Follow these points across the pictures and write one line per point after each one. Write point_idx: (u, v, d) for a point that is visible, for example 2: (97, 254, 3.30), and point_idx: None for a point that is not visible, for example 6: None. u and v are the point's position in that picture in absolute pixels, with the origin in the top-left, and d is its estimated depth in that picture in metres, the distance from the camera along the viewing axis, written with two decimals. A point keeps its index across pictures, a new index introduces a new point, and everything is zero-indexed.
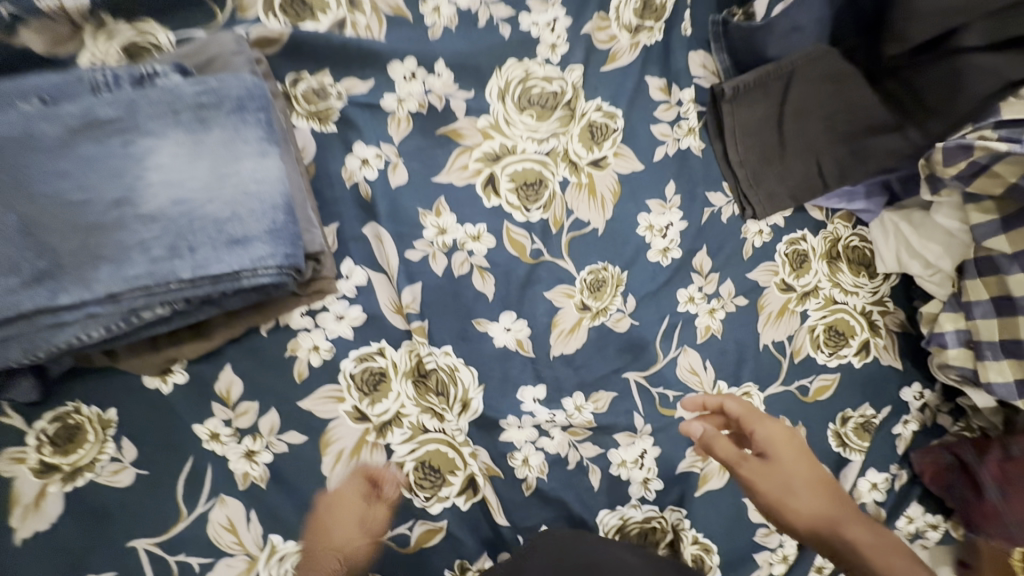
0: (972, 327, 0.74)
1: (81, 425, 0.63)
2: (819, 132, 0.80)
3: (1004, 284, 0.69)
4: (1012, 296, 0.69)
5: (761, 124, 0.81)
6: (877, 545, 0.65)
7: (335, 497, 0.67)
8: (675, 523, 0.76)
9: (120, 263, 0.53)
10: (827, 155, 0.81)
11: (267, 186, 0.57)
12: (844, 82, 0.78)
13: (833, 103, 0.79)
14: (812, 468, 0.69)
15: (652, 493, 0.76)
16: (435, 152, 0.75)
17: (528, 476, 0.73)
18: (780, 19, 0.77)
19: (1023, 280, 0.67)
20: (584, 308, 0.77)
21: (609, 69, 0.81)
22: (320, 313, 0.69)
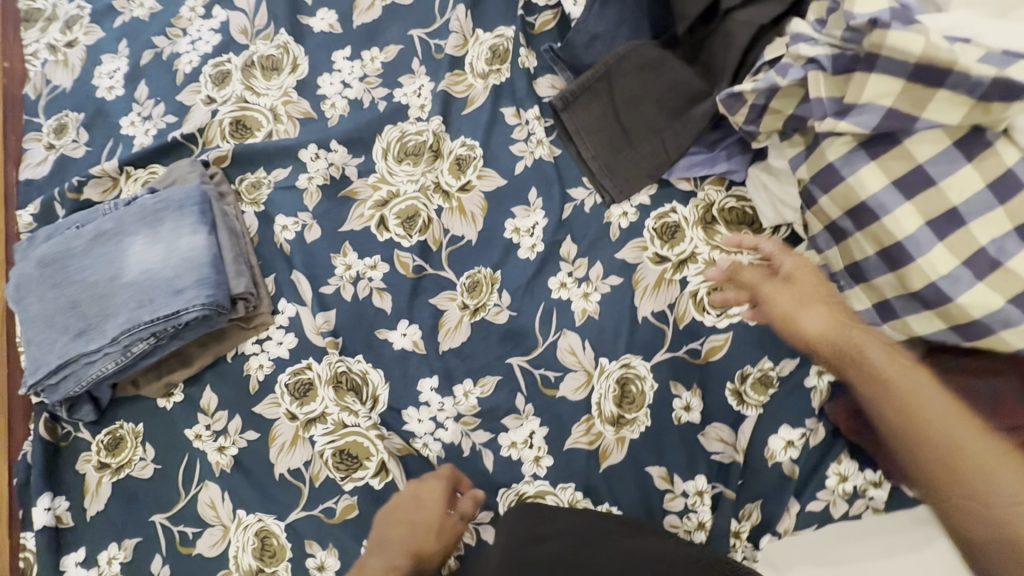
0: (828, 261, 0.74)
1: (123, 436, 0.93)
2: (654, 114, 0.88)
3: (824, 213, 0.72)
4: (833, 221, 0.72)
5: (602, 119, 0.91)
6: (892, 363, 0.64)
7: (421, 494, 0.79)
8: (569, 499, 0.82)
9: (115, 317, 0.83)
10: (665, 131, 0.88)
11: (198, 251, 0.85)
12: (658, 67, 0.87)
13: (656, 86, 0.88)
14: (821, 286, 0.71)
15: (544, 469, 0.83)
16: (340, 209, 0.98)
17: (431, 454, 0.86)
18: (579, 33, 0.90)
19: (831, 203, 0.71)
20: (465, 307, 0.91)
21: (468, 111, 0.99)
22: (265, 340, 0.94)
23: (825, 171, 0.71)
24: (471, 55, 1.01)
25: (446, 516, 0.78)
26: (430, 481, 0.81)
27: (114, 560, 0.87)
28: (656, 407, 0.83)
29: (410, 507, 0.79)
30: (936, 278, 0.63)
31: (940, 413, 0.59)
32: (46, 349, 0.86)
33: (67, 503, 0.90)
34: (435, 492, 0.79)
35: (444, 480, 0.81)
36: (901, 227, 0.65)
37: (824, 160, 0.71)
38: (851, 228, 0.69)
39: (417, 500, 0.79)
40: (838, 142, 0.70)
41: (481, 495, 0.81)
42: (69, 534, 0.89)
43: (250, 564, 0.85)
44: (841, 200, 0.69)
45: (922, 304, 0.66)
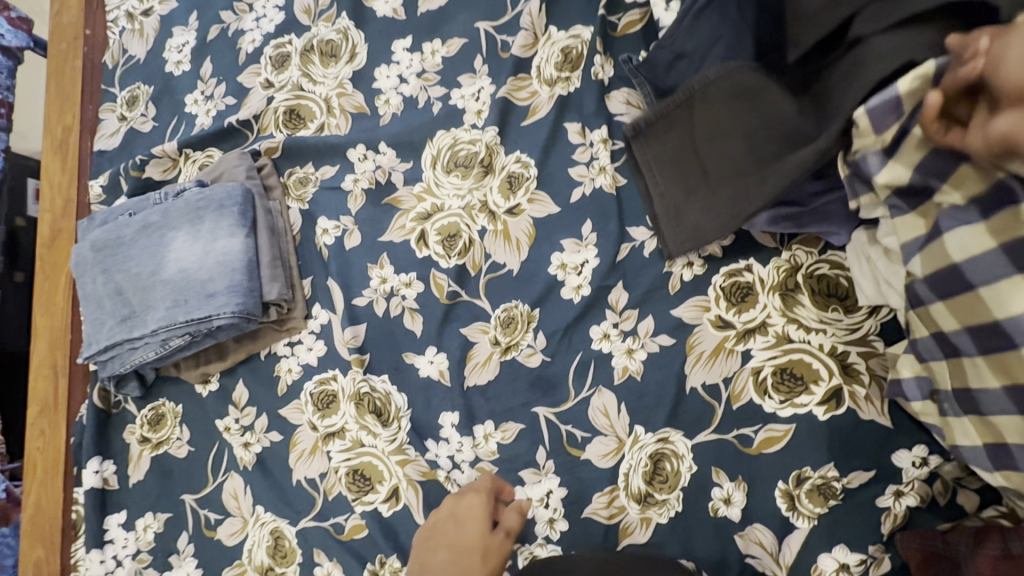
0: (932, 374, 0.62)
1: (164, 414, 0.97)
2: (739, 153, 0.71)
3: (931, 318, 0.59)
4: (944, 332, 0.58)
5: (681, 149, 0.77)
6: None
7: (458, 513, 0.75)
8: None
9: (155, 312, 0.84)
10: (751, 176, 0.70)
11: (235, 255, 0.83)
12: (757, 96, 0.70)
13: (751, 121, 0.70)
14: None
15: (557, 534, 0.78)
16: (382, 217, 0.94)
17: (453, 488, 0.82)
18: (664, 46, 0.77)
19: (947, 311, 0.57)
20: (496, 343, 0.85)
21: (528, 122, 0.89)
22: (296, 344, 0.93)
23: (944, 271, 0.56)
24: (540, 58, 0.90)
25: (491, 535, 0.74)
26: (467, 491, 0.77)
27: (149, 528, 0.94)
28: (691, 492, 0.74)
29: (449, 520, 0.75)
30: None
31: None
32: (98, 330, 0.91)
33: (114, 468, 0.97)
34: (473, 505, 0.75)
35: (484, 494, 0.77)
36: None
37: (947, 258, 0.55)
38: (971, 348, 0.55)
39: (473, 509, 0.75)
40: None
41: (524, 507, 0.77)
42: (114, 496, 0.96)
43: (262, 560, 0.88)
44: (959, 311, 0.55)
45: None
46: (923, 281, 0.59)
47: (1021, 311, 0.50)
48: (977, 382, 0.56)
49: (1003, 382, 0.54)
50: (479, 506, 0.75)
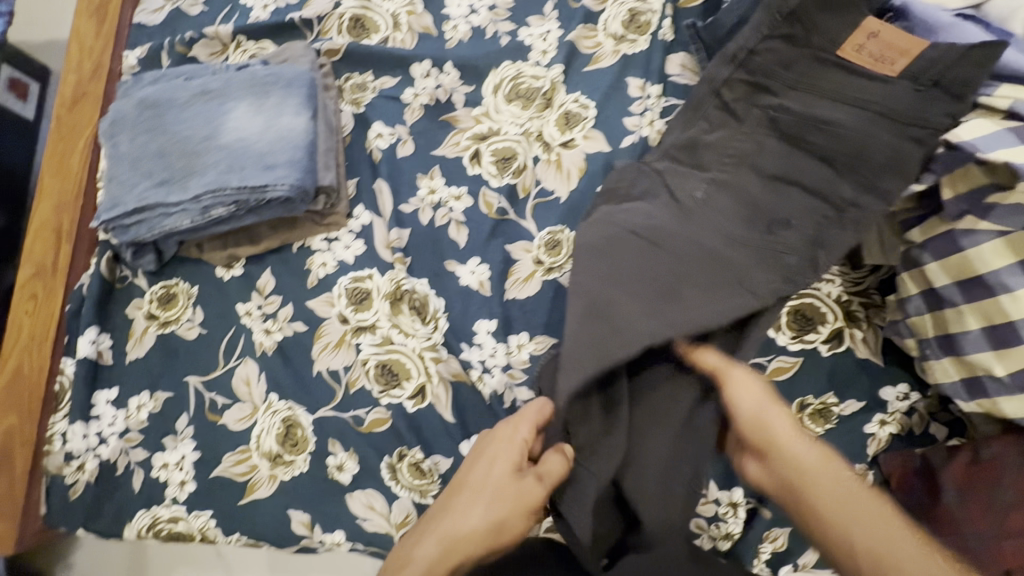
0: (912, 325, 0.70)
1: (177, 294, 0.94)
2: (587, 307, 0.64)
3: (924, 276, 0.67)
4: (934, 288, 0.66)
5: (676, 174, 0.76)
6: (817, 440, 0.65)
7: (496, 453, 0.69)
8: None
9: (201, 175, 0.82)
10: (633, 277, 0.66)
11: (297, 134, 0.83)
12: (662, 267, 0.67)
13: (617, 208, 0.73)
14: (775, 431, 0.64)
15: None
16: (437, 132, 0.96)
17: (483, 389, 0.85)
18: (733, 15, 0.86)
19: (939, 269, 0.66)
20: (539, 262, 0.89)
21: (591, 69, 0.96)
22: (334, 240, 0.93)
23: (942, 237, 0.66)
24: (608, 13, 0.97)
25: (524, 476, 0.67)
26: (490, 450, 0.70)
27: (143, 408, 0.89)
28: None
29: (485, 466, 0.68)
30: None
31: (857, 511, 0.59)
32: (125, 190, 0.85)
33: (111, 342, 0.92)
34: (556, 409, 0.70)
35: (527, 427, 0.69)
36: (1019, 309, 0.60)
37: (945, 224, 0.65)
38: (959, 300, 0.64)
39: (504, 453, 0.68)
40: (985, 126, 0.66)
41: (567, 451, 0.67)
42: (107, 372, 0.91)
43: (270, 447, 0.86)
44: (952, 269, 0.64)
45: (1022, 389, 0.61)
46: (922, 248, 0.68)
47: (1001, 265, 0.61)
48: (958, 327, 0.65)
49: (982, 324, 0.63)
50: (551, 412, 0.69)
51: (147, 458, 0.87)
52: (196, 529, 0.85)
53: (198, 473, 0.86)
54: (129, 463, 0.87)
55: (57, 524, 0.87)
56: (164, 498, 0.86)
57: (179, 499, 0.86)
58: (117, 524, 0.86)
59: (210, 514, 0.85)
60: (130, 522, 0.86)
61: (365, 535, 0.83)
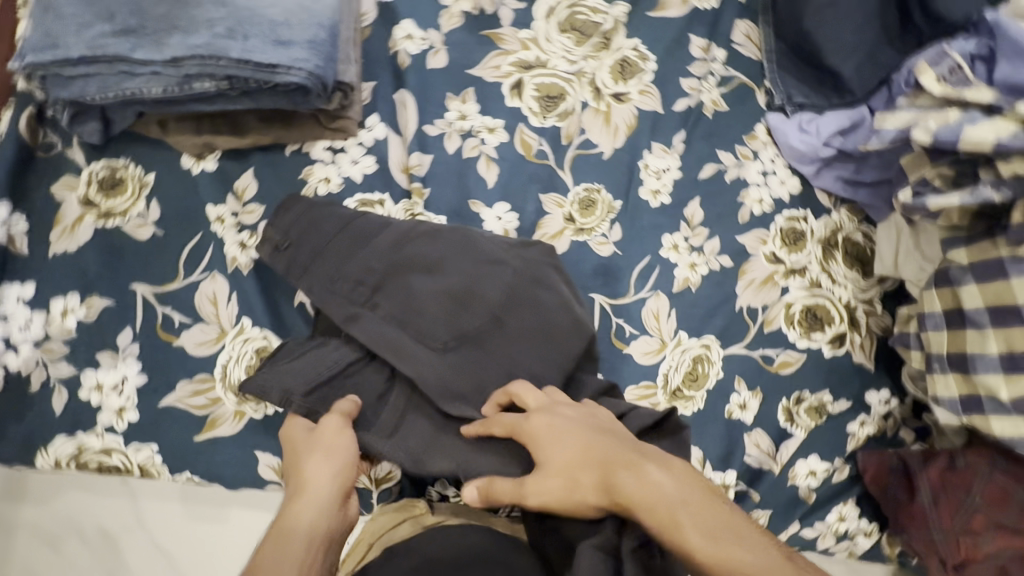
0: (925, 339, 0.74)
1: (125, 180, 0.75)
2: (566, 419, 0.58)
3: (957, 297, 0.70)
4: (963, 310, 0.69)
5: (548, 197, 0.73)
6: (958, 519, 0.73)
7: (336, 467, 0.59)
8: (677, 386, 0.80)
9: (189, 34, 0.64)
10: (471, 300, 0.67)
11: (320, 9, 0.68)
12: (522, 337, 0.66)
13: (347, 252, 0.69)
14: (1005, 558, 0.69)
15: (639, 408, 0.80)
16: (474, 48, 0.83)
17: None
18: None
19: (976, 291, 0.68)
20: (570, 220, 0.82)
21: (656, 15, 0.87)
22: (339, 152, 0.79)
23: (990, 263, 0.67)
24: None
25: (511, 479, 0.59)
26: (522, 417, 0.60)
27: (70, 315, 0.72)
28: (713, 395, 0.81)
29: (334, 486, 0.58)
30: None
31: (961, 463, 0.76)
32: (70, 30, 0.65)
33: (28, 226, 0.73)
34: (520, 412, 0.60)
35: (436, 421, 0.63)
36: None
37: (993, 251, 0.67)
38: (985, 324, 0.67)
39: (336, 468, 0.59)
40: (1002, 127, 0.64)
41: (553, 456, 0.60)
42: (20, 264, 0.72)
43: (239, 379, 0.74)
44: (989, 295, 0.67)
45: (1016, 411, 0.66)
46: (962, 268, 0.70)
47: None
48: (976, 348, 0.68)
49: (1000, 349, 0.67)
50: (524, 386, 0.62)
51: (74, 375, 0.71)
52: (135, 464, 0.71)
53: (143, 401, 0.72)
54: (47, 378, 0.71)
55: None
56: (95, 425, 0.71)
57: (116, 428, 0.71)
58: (25, 451, 0.70)
59: (155, 448, 0.72)
60: (45, 449, 0.70)
61: None
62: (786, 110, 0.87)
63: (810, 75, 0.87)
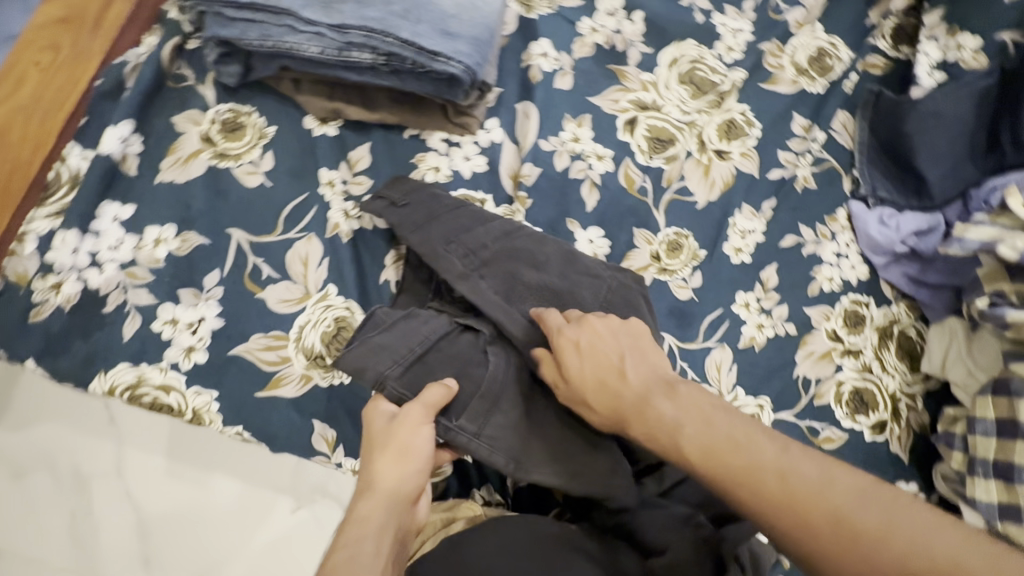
0: (971, 443, 0.78)
1: (245, 126, 0.75)
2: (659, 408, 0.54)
3: (1012, 409, 0.74)
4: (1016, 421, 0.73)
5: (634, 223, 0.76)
6: None
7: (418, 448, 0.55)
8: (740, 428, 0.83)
9: (362, 7, 0.67)
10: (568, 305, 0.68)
11: (486, 12, 0.71)
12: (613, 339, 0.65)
13: (460, 234, 0.71)
14: None
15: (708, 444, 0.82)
16: (599, 79, 0.87)
17: None
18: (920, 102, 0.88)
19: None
20: (656, 258, 0.84)
21: (768, 87, 0.92)
22: (455, 146, 0.80)
23: None
24: (800, 40, 0.95)
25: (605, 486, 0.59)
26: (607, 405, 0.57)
27: (161, 245, 0.71)
28: None
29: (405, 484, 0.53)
30: None
31: None
32: None
33: (142, 148, 0.73)
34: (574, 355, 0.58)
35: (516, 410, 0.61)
36: None
37: None
38: None
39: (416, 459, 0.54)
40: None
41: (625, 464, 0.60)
42: (124, 184, 0.72)
43: (313, 345, 0.72)
44: None
45: None
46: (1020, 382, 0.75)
47: None
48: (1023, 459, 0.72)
49: None
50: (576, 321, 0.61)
51: (151, 305, 0.70)
52: (189, 407, 0.69)
53: (214, 345, 0.70)
54: (124, 303, 0.69)
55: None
56: (160, 359, 0.69)
57: (180, 367, 0.69)
58: (84, 371, 0.67)
59: (214, 396, 0.69)
60: (104, 373, 0.68)
61: None
62: (868, 201, 0.92)
63: (895, 173, 0.92)
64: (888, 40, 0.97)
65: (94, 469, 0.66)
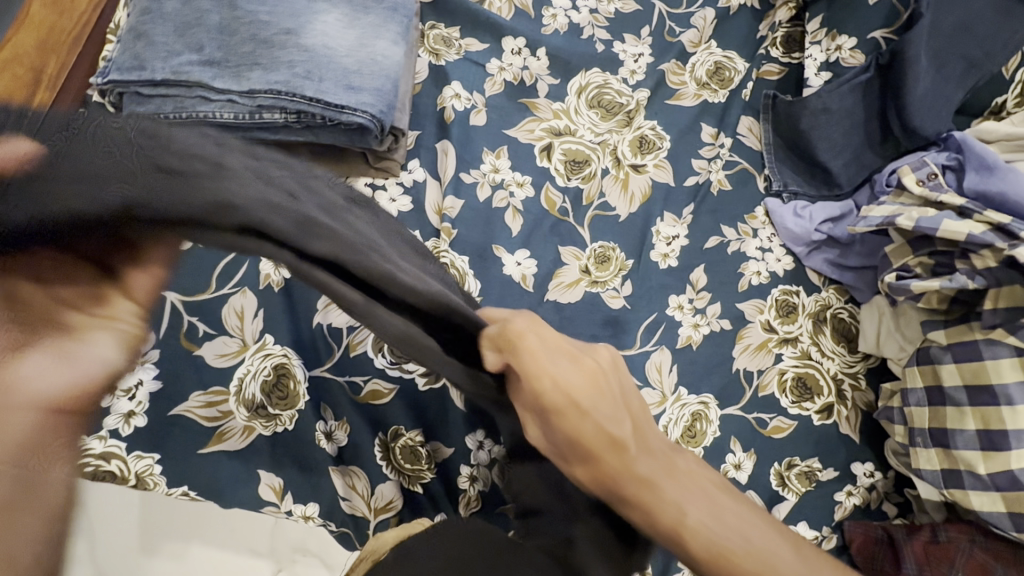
0: (908, 414, 0.80)
1: None
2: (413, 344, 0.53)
3: (937, 375, 0.77)
4: (942, 386, 0.76)
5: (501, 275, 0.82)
6: None
7: None
8: (693, 423, 0.84)
9: (269, 72, 0.72)
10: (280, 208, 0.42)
11: (387, 65, 0.77)
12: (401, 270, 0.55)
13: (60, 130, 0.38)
14: None
15: None
16: (513, 113, 0.93)
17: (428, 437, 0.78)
18: (811, 99, 0.94)
19: (954, 371, 0.75)
20: (586, 272, 0.88)
21: (673, 103, 0.99)
22: (378, 189, 0.84)
23: (966, 344, 0.75)
24: (697, 58, 1.03)
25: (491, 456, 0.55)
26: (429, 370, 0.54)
27: None
28: (710, 452, 0.83)
29: None
30: (1015, 468, 0.69)
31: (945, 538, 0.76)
32: (158, 56, 0.73)
33: None
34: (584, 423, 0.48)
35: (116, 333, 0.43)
36: (1014, 420, 0.70)
37: (969, 334, 0.75)
38: (963, 401, 0.74)
39: None
40: (974, 225, 0.74)
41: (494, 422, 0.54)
42: None
43: (253, 395, 0.74)
44: (967, 373, 0.74)
45: (994, 486, 0.70)
46: (942, 349, 0.78)
47: (1011, 380, 0.71)
48: (955, 423, 0.75)
49: (977, 426, 0.73)
50: (576, 369, 0.49)
51: None
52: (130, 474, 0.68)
53: (153, 408, 0.71)
54: None
55: None
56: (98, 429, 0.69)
57: (120, 433, 0.69)
58: None
59: (156, 458, 0.69)
60: None
61: (340, 515, 0.72)
62: (782, 196, 0.97)
63: (803, 168, 0.98)
64: (780, 49, 1.05)
65: None
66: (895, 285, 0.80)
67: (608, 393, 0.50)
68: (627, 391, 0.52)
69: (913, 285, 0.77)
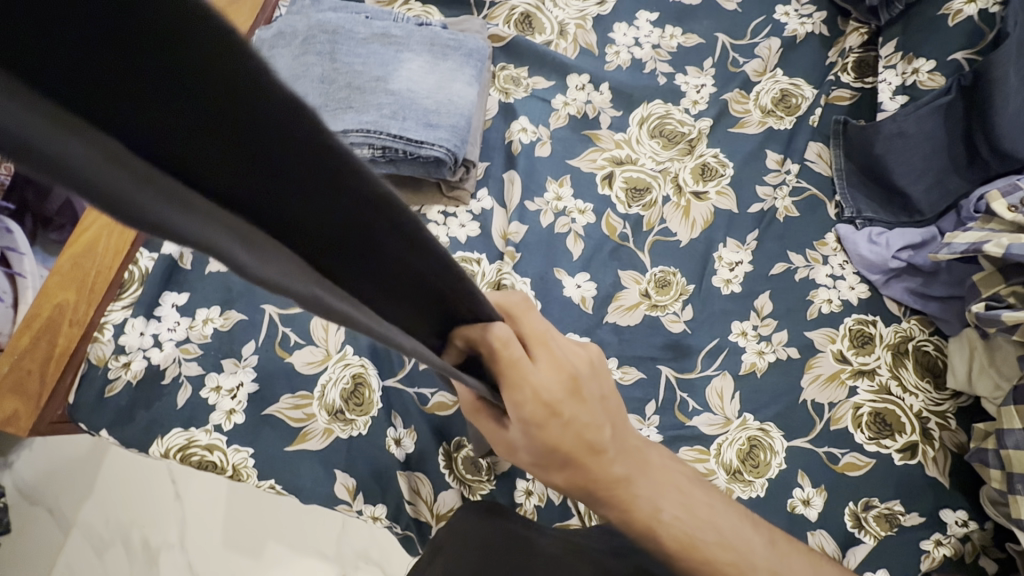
0: (1006, 458, 0.73)
1: None
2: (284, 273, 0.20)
3: None
4: None
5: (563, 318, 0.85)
6: None
7: None
8: (755, 452, 0.81)
9: (361, 114, 0.82)
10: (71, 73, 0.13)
11: (461, 104, 0.85)
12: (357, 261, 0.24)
13: None
14: None
15: (749, 496, 0.79)
16: (577, 144, 0.99)
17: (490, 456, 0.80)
18: (884, 124, 0.92)
19: None
20: (646, 296, 0.89)
21: (736, 131, 1.00)
22: (450, 216, 0.92)
23: None
24: (762, 86, 1.03)
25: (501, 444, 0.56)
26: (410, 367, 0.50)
27: (209, 323, 0.85)
28: (775, 485, 0.80)
29: None
30: None
31: None
32: None
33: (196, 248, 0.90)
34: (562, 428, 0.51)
35: None
36: None
37: None
38: None
39: None
40: None
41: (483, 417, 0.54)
42: (182, 277, 0.88)
43: (333, 400, 0.81)
44: None
45: None
46: None
47: None
48: None
49: None
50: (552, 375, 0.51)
51: (199, 375, 0.82)
52: (230, 464, 0.77)
53: (250, 407, 0.81)
54: (178, 374, 0.82)
55: (82, 420, 0.80)
56: (206, 422, 0.79)
57: (223, 428, 0.79)
58: (146, 437, 0.78)
59: (250, 452, 0.78)
60: (161, 438, 0.78)
61: (406, 518, 0.78)
62: (855, 223, 0.94)
63: (879, 193, 0.95)
64: (851, 74, 1.03)
65: (160, 541, 0.95)
66: (984, 317, 0.74)
67: (588, 398, 0.53)
68: (603, 391, 0.57)
69: (1005, 316, 0.72)
